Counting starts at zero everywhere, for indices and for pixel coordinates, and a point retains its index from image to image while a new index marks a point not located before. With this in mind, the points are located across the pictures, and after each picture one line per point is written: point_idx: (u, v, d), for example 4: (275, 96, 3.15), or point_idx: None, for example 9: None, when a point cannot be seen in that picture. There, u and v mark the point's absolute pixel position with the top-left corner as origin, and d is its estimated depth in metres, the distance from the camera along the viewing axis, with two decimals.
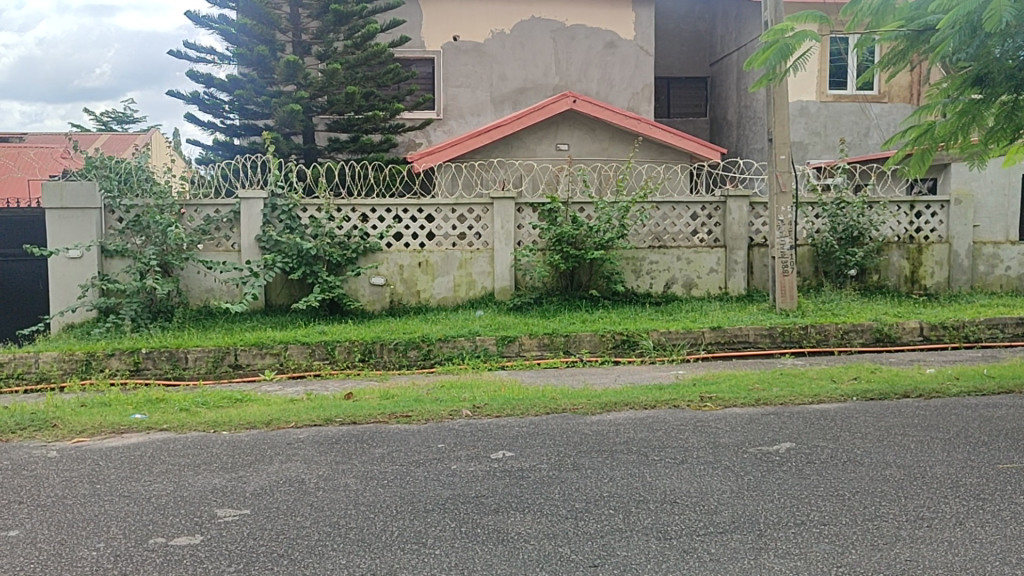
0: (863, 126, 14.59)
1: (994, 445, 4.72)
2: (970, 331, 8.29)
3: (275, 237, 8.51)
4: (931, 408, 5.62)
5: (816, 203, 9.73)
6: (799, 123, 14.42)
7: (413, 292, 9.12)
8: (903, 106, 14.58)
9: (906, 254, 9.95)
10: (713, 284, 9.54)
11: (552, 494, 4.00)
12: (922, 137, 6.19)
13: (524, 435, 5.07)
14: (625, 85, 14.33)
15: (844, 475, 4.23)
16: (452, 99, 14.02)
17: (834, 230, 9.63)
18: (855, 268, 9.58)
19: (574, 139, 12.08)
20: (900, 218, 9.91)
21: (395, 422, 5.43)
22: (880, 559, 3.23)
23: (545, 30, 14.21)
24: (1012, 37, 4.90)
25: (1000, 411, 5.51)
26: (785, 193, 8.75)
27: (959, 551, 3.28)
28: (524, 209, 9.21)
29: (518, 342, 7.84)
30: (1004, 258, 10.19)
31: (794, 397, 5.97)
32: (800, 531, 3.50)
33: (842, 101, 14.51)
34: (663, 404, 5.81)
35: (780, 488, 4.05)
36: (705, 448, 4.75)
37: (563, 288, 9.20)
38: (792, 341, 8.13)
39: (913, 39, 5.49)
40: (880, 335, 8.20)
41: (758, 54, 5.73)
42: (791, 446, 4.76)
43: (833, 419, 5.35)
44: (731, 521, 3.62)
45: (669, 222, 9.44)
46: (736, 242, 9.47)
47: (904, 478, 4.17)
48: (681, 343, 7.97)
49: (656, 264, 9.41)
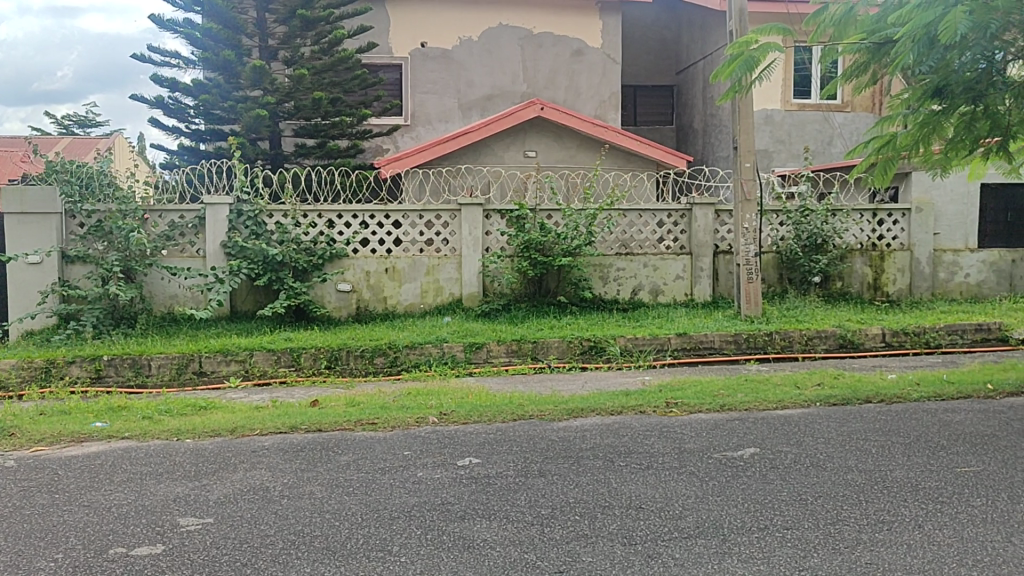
0: (827, 135, 14.79)
1: (953, 449, 4.81)
2: (930, 337, 8.42)
3: (240, 243, 8.44)
4: (893, 413, 5.71)
5: (780, 211, 9.87)
6: (764, 131, 14.60)
7: (380, 299, 9.09)
8: (866, 115, 14.83)
9: (869, 261, 10.11)
10: (679, 290, 9.62)
11: (518, 500, 4.00)
12: (886, 146, 6.38)
13: (491, 441, 5.07)
14: (592, 93, 14.43)
15: (807, 479, 4.29)
16: (419, 106, 14.00)
17: (798, 237, 9.73)
18: (819, 275, 9.69)
19: (542, 146, 12.09)
20: (863, 225, 10.07)
21: (362, 429, 5.40)
22: (842, 561, 3.28)
23: (513, 37, 14.25)
24: (969, 51, 5.03)
25: (959, 415, 5.61)
26: (750, 202, 8.81)
27: (918, 554, 3.34)
28: (492, 215, 9.22)
29: (485, 348, 7.83)
30: (964, 265, 10.42)
31: (758, 402, 6.03)
32: (763, 536, 3.54)
33: (806, 109, 14.69)
34: (630, 410, 5.84)
35: (744, 492, 4.10)
36: (670, 453, 4.79)
37: (531, 295, 9.19)
38: (757, 346, 8.20)
39: (874, 52, 5.62)
40: (842, 341, 8.30)
41: (724, 66, 5.78)
42: (756, 451, 4.82)
43: (796, 424, 5.42)
44: (695, 526, 3.65)
45: (636, 229, 9.50)
46: (702, 249, 9.55)
47: (865, 482, 4.24)
48: (647, 349, 8.04)
49: (623, 270, 9.48)
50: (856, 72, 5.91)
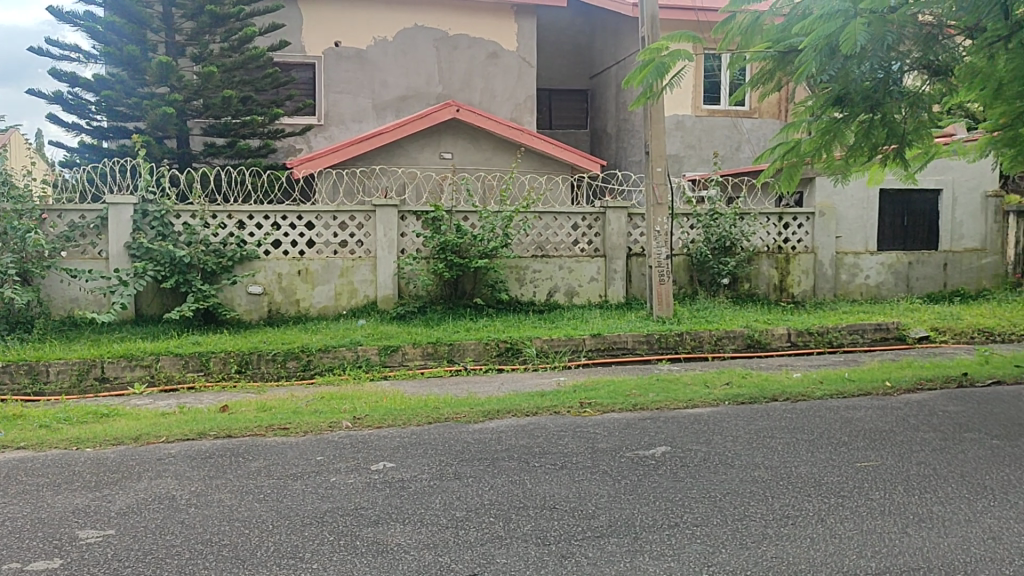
0: (735, 140, 15.19)
1: (854, 445, 5.00)
2: (832, 337, 8.74)
3: (146, 244, 8.18)
4: (797, 411, 5.90)
5: (690, 214, 10.07)
6: (675, 136, 14.91)
7: (292, 302, 8.93)
8: (772, 122, 15.29)
9: (775, 263, 10.41)
10: (594, 292, 9.74)
11: (433, 504, 3.98)
12: (790, 153, 6.65)
13: (406, 445, 5.03)
14: (507, 96, 14.52)
15: (716, 476, 4.39)
16: (333, 106, 13.80)
17: (707, 240, 9.96)
18: (727, 277, 9.94)
19: (457, 148, 12.08)
20: (769, 229, 10.38)
21: (273, 434, 5.30)
22: (749, 556, 3.37)
23: (428, 39, 14.21)
24: (867, 61, 5.24)
25: (859, 412, 5.83)
26: (661, 205, 8.98)
27: (821, 547, 3.45)
28: (407, 216, 9.16)
29: (401, 351, 7.77)
30: (864, 267, 10.87)
31: (669, 402, 6.15)
32: (674, 533, 3.60)
33: (716, 115, 15.06)
34: (545, 411, 5.89)
35: (656, 491, 4.17)
36: (584, 453, 4.84)
37: (447, 297, 9.16)
38: (669, 346, 8.37)
39: (780, 60, 5.81)
40: (750, 341, 8.53)
41: (635, 71, 5.88)
42: (667, 450, 4.91)
43: (705, 423, 5.55)
44: (608, 525, 3.70)
45: (552, 232, 9.58)
46: (615, 252, 9.70)
47: (770, 478, 4.36)
48: (562, 350, 8.11)
49: (538, 272, 9.54)
50: (762, 80, 6.10)
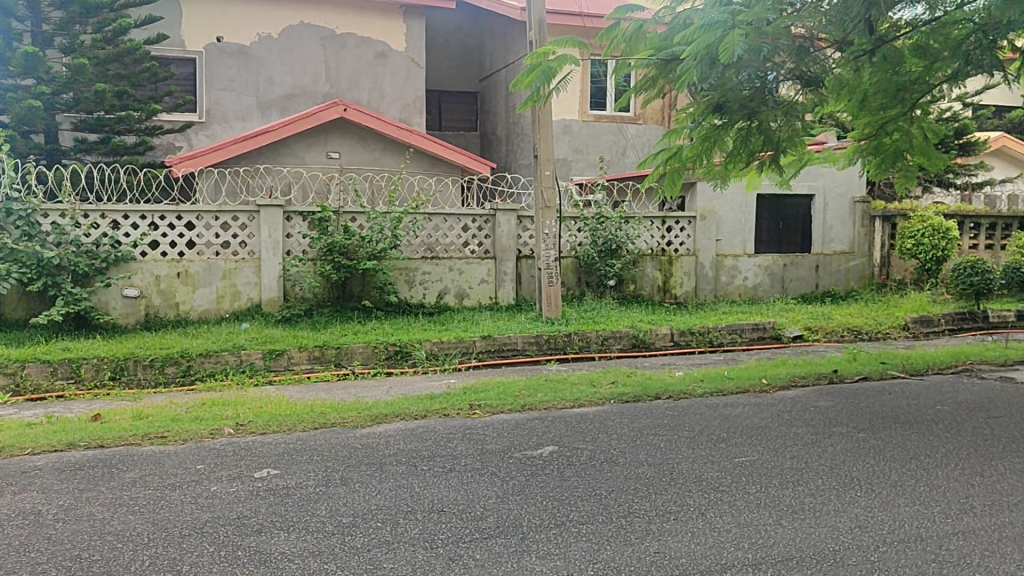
0: (621, 145, 15.54)
1: (732, 440, 5.19)
2: (713, 336, 9.05)
3: (10, 244, 7.71)
4: (679, 408, 6.08)
5: (578, 217, 10.24)
6: (563, 140, 15.13)
7: (171, 305, 8.60)
8: (656, 128, 15.71)
9: (659, 265, 10.72)
10: (484, 293, 9.78)
11: (319, 510, 3.91)
12: (673, 159, 6.89)
13: (291, 451, 4.93)
14: (397, 96, 14.42)
15: (602, 474, 4.48)
16: (216, 103, 13.38)
17: (594, 243, 10.14)
18: (614, 279, 10.16)
19: (345, 148, 11.91)
20: (654, 232, 10.67)
21: (150, 443, 5.09)
22: (632, 552, 3.44)
23: (315, 36, 13.95)
24: (744, 71, 5.45)
25: (737, 409, 6.06)
26: (550, 208, 9.10)
27: (700, 540, 3.57)
28: (293, 217, 8.97)
29: (286, 355, 7.60)
30: (743, 269, 11.30)
31: (557, 401, 6.23)
32: (560, 532, 3.65)
33: (602, 120, 15.36)
34: (434, 414, 5.87)
35: (543, 490, 4.22)
36: (473, 455, 4.85)
37: (335, 299, 9.02)
38: (557, 347, 8.48)
39: (663, 68, 6.00)
40: (635, 341, 8.74)
41: (523, 75, 5.94)
42: (554, 449, 4.98)
43: (592, 422, 5.65)
44: (495, 526, 3.71)
45: (441, 233, 9.57)
46: (505, 254, 9.77)
47: (654, 475, 4.48)
48: (452, 352, 8.10)
49: (428, 274, 9.50)
50: (646, 86, 6.27)
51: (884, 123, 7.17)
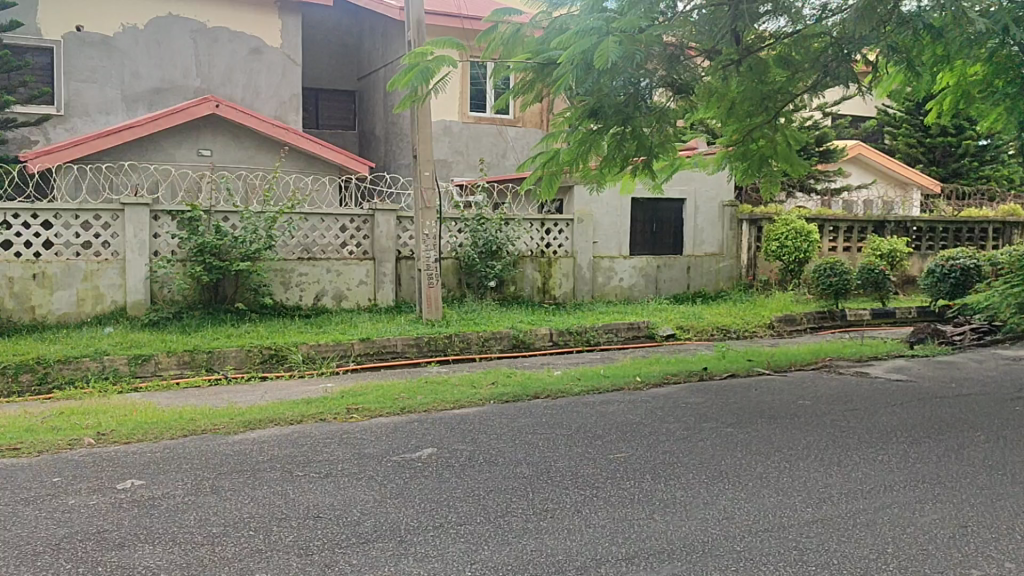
0: (500, 148, 15.66)
1: (608, 437, 5.30)
2: (590, 336, 9.22)
3: None
4: (556, 407, 6.16)
5: (458, 219, 10.24)
6: (443, 142, 15.09)
7: (27, 309, 8.11)
8: (535, 132, 15.90)
9: (538, 267, 10.86)
10: (363, 295, 9.66)
11: (187, 521, 3.76)
12: (550, 162, 7.03)
13: (157, 460, 4.72)
14: (272, 93, 14.07)
15: (480, 475, 4.50)
16: (76, 95, 12.71)
17: (475, 244, 10.16)
18: (494, 280, 10.22)
19: (218, 145, 11.53)
20: (533, 234, 10.80)
21: (1, 457, 4.77)
22: (509, 551, 3.47)
23: (184, 30, 13.44)
24: (619, 77, 5.58)
25: (613, 406, 6.20)
26: (429, 209, 9.06)
27: (576, 537, 3.63)
28: (161, 216, 8.61)
29: (153, 360, 7.29)
30: (619, 270, 11.59)
31: (436, 403, 6.21)
32: (438, 534, 3.64)
33: (482, 123, 15.43)
34: (309, 418, 5.75)
35: (421, 493, 4.19)
36: (349, 459, 4.77)
37: (206, 302, 8.71)
38: (437, 349, 8.46)
39: (540, 72, 6.11)
40: (515, 342, 8.81)
41: (401, 75, 5.89)
42: (433, 451, 4.96)
43: (471, 423, 5.66)
44: (372, 531, 3.66)
45: (318, 234, 9.40)
46: (384, 255, 9.68)
47: (532, 474, 4.53)
48: (330, 356, 7.96)
49: (305, 276, 9.30)
50: (523, 90, 6.39)
51: (749, 131, 7.51)
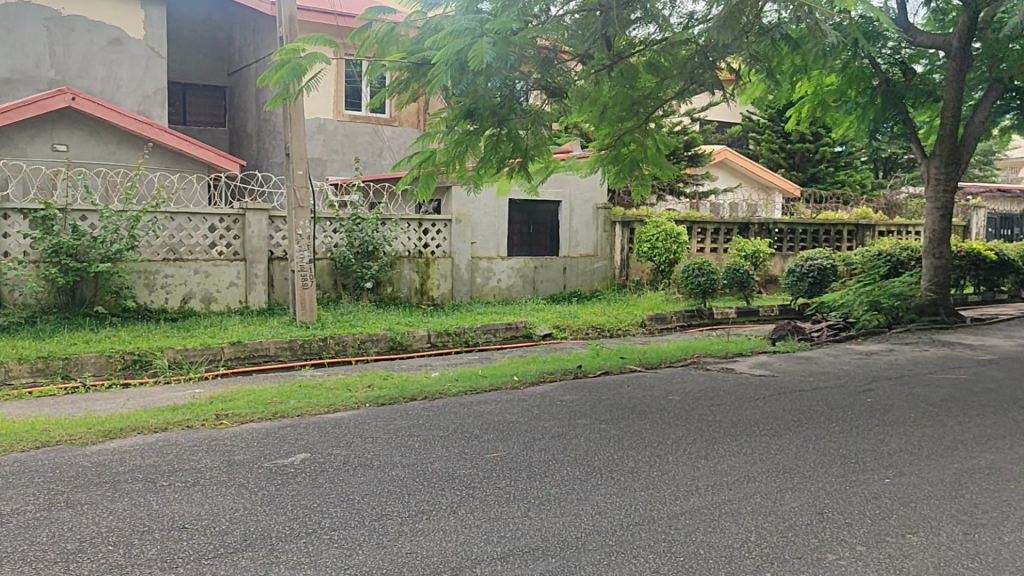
0: (377, 147, 15.49)
1: (484, 437, 5.32)
2: (468, 336, 9.25)
3: None
4: (433, 408, 6.14)
5: (333, 219, 10.08)
6: (317, 140, 14.80)
7: None
8: (412, 131, 15.79)
9: (416, 267, 10.81)
10: (233, 297, 9.37)
11: (39, 538, 3.54)
12: (426, 162, 7.03)
13: (6, 475, 4.42)
14: (135, 86, 13.43)
15: (355, 479, 4.43)
16: None
17: (350, 244, 10.01)
18: (371, 281, 10.10)
19: (75, 140, 10.93)
20: (410, 234, 10.73)
21: None
22: (384, 555, 3.42)
23: (36, 18, 12.78)
24: (494, 79, 5.62)
25: (490, 406, 6.23)
26: (303, 208, 8.87)
27: (452, 537, 3.62)
28: (11, 215, 8.09)
29: (3, 368, 6.82)
30: (496, 271, 11.69)
31: (310, 407, 6.09)
32: (310, 540, 3.56)
33: (358, 121, 15.23)
34: (175, 426, 5.52)
35: (293, 499, 4.09)
36: (218, 467, 4.61)
37: (62, 305, 8.24)
38: (312, 352, 8.29)
39: (414, 71, 6.11)
40: (392, 343, 8.74)
41: (271, 71, 5.75)
42: (307, 457, 4.85)
43: (346, 427, 5.56)
44: (241, 540, 3.55)
45: (185, 233, 9.05)
46: (256, 255, 9.42)
47: (408, 476, 4.49)
48: (199, 360, 7.68)
49: (171, 278, 8.95)
50: (398, 89, 6.36)
51: (620, 134, 7.73)
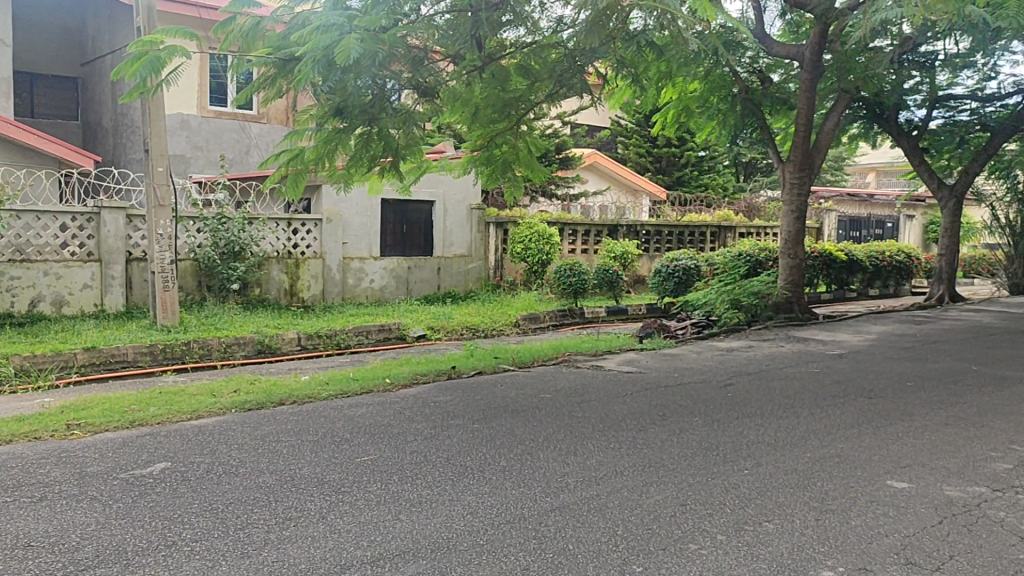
0: (243, 144, 15.07)
1: (355, 441, 5.23)
2: (340, 339, 9.10)
3: None
4: (303, 412, 6.00)
5: (197, 218, 9.73)
6: (180, 136, 14.17)
7: None
8: (280, 129, 15.45)
9: (285, 268, 10.56)
10: (87, 300, 8.88)
11: None
12: (295, 160, 6.87)
13: None
14: None
15: (219, 487, 4.27)
16: None
17: (215, 245, 9.68)
18: (237, 283, 9.79)
19: None
20: (278, 234, 10.50)
21: None
22: (249, 564, 3.32)
23: None
24: (363, 76, 5.55)
25: (361, 409, 6.14)
26: (164, 207, 8.51)
27: (320, 544, 3.54)
28: None
29: None
30: (368, 271, 11.56)
31: (171, 414, 5.84)
32: (169, 553, 3.41)
33: (223, 117, 14.75)
34: (21, 438, 5.18)
35: (151, 511, 3.90)
36: (69, 480, 4.35)
37: None
38: (174, 356, 7.95)
39: (281, 67, 5.96)
40: (260, 347, 8.51)
41: (126, 64, 5.48)
42: (166, 466, 4.64)
43: (209, 433, 5.36)
44: (94, 556, 3.36)
45: (34, 233, 8.51)
46: (113, 256, 8.97)
47: (275, 482, 4.37)
48: (49, 367, 7.23)
49: (18, 280, 8.40)
50: (264, 85, 6.20)
51: (492, 135, 7.79)
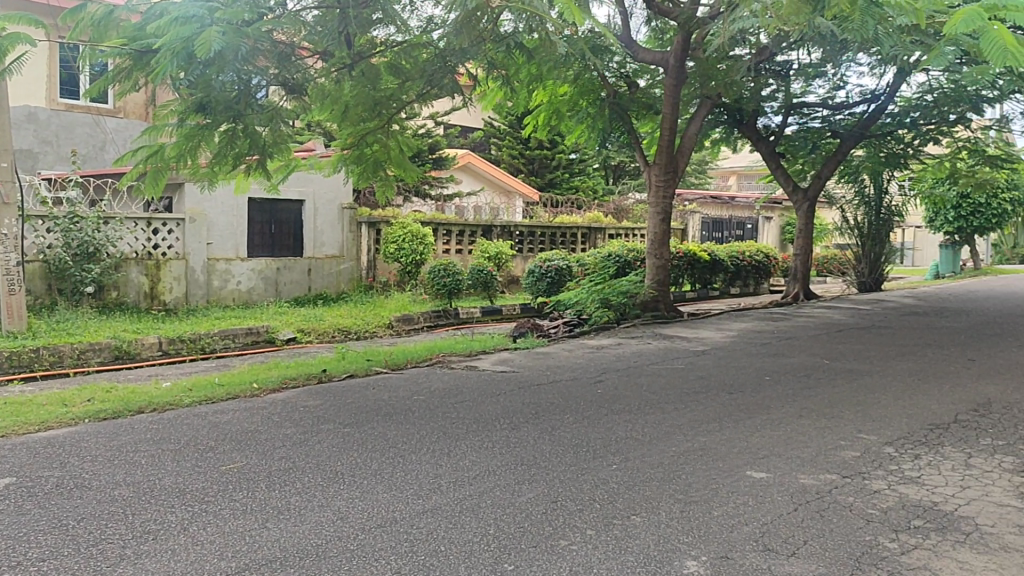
0: (98, 140, 14.33)
1: (220, 449, 5.05)
2: (204, 343, 8.79)
3: None
4: (163, 421, 5.74)
5: (46, 217, 9.21)
6: (26, 129, 13.30)
7: None
8: (139, 124, 14.80)
9: (145, 270, 10.16)
10: None
11: None
12: (154, 157, 6.57)
13: None
14: None
15: (70, 502, 4.02)
16: None
17: (67, 246, 9.15)
18: (92, 285, 9.31)
19: None
20: (137, 234, 10.13)
21: None
22: None
23: None
24: (226, 70, 5.38)
25: (227, 415, 5.93)
26: (8, 205, 8.01)
27: (181, 557, 3.39)
28: None
29: None
30: (235, 273, 11.21)
31: (17, 426, 5.48)
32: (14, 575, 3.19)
33: (75, 111, 13.98)
34: None
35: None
36: None
37: None
38: (21, 365, 7.45)
39: (137, 59, 5.70)
40: (118, 353, 8.11)
41: None
42: (11, 482, 4.34)
43: (60, 446, 5.06)
44: None
45: None
46: None
47: (132, 495, 4.16)
48: None
49: None
50: (119, 77, 5.91)
51: (363, 135, 7.68)
